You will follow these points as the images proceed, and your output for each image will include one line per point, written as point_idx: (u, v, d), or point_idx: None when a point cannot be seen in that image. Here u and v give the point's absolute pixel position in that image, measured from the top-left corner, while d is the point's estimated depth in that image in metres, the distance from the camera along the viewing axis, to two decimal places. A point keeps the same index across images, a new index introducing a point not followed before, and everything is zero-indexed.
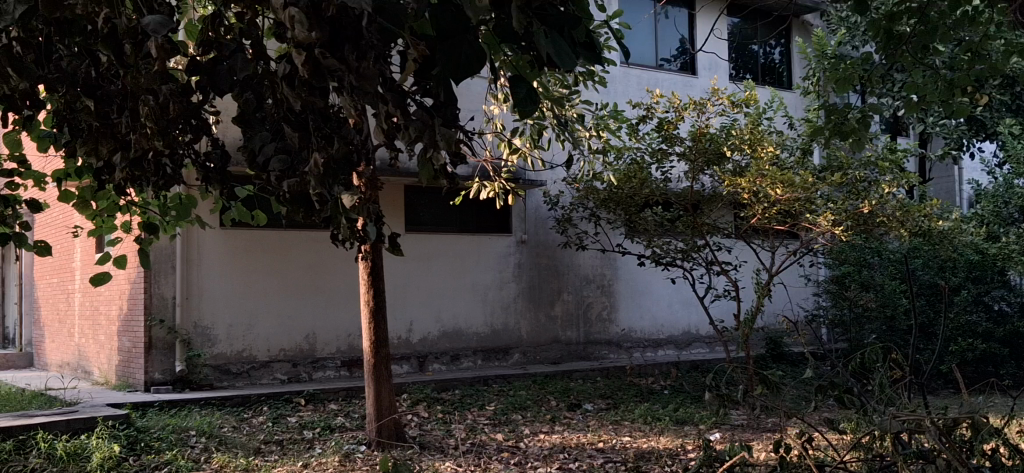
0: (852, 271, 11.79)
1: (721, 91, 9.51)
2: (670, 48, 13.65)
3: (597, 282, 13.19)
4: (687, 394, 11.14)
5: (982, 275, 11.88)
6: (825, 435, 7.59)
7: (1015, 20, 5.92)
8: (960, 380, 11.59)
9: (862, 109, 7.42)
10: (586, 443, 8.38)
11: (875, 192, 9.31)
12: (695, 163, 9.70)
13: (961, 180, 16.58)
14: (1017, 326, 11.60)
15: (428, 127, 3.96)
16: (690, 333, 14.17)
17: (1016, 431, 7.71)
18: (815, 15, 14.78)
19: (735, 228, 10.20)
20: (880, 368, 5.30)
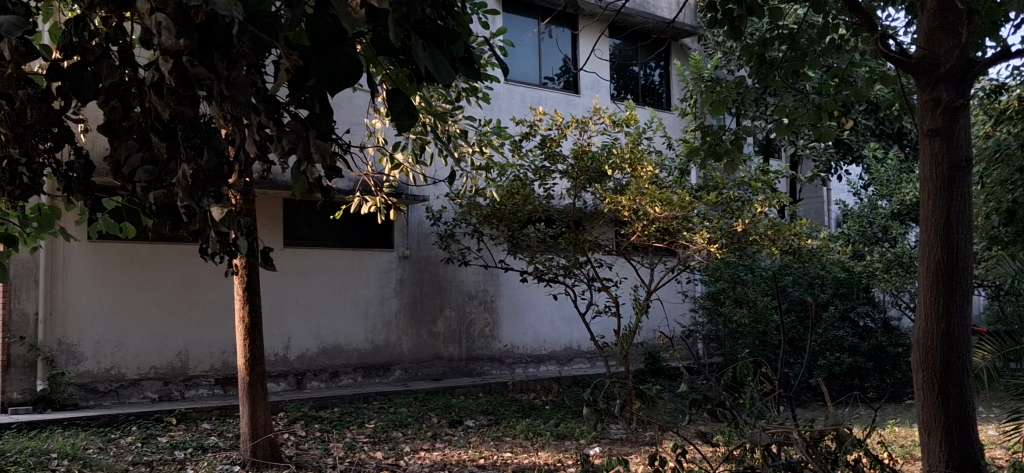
0: (727, 287, 12.12)
1: (602, 110, 9.66)
2: (553, 67, 13.84)
3: (479, 298, 13.20)
4: (568, 409, 11.25)
5: (848, 292, 12.37)
6: (699, 447, 7.77)
7: (875, 48, 6.20)
8: (828, 392, 12.04)
9: (736, 130, 7.67)
10: (467, 460, 8.35)
11: (749, 212, 9.62)
12: (577, 181, 9.82)
13: (829, 200, 17.30)
14: (881, 341, 12.13)
15: (302, 138, 3.94)
16: (572, 349, 14.32)
17: (877, 441, 8.05)
18: (693, 39, 15.25)
19: (616, 245, 10.36)
20: (751, 382, 5.45)
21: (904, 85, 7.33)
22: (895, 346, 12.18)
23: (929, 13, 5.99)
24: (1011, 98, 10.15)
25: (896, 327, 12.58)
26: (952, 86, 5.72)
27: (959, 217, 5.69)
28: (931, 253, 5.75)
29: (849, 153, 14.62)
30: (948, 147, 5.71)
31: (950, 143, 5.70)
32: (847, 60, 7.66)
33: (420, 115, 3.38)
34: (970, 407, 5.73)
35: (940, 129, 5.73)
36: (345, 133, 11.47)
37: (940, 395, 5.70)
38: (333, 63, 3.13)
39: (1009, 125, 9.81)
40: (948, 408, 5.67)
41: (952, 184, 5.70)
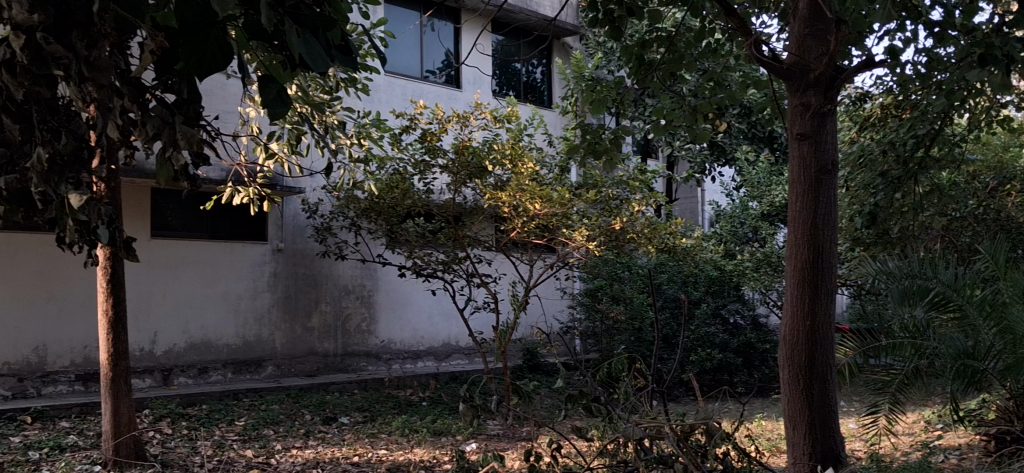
0: (605, 284, 12.27)
1: (483, 106, 9.64)
2: (435, 61, 13.75)
3: (356, 293, 13.01)
4: (445, 405, 11.20)
5: (720, 290, 12.69)
6: (574, 442, 7.85)
7: (749, 52, 6.35)
8: (699, 388, 12.34)
9: (615, 129, 7.76)
10: (340, 457, 8.20)
11: (627, 210, 9.75)
12: (457, 175, 9.76)
13: (703, 201, 17.78)
14: (750, 338, 12.52)
15: (167, 124, 4.02)
16: (450, 345, 14.29)
17: (744, 434, 8.30)
18: (574, 38, 15.42)
19: (495, 241, 10.34)
20: (626, 377, 5.50)
21: (775, 90, 7.55)
22: (763, 343, 12.57)
23: (800, 20, 6.19)
24: (873, 106, 10.61)
25: (764, 325, 12.99)
26: (820, 92, 5.92)
27: (824, 220, 5.91)
28: (798, 253, 5.95)
29: (723, 156, 14.98)
30: (815, 151, 5.92)
31: (818, 147, 5.92)
32: (722, 64, 7.86)
33: (293, 103, 3.26)
34: (833, 401, 5.96)
35: (809, 133, 5.93)
36: (214, 119, 11.07)
37: (804, 390, 5.90)
38: (202, 45, 2.97)
39: (871, 132, 10.25)
40: (811, 403, 5.89)
41: (818, 188, 5.92)
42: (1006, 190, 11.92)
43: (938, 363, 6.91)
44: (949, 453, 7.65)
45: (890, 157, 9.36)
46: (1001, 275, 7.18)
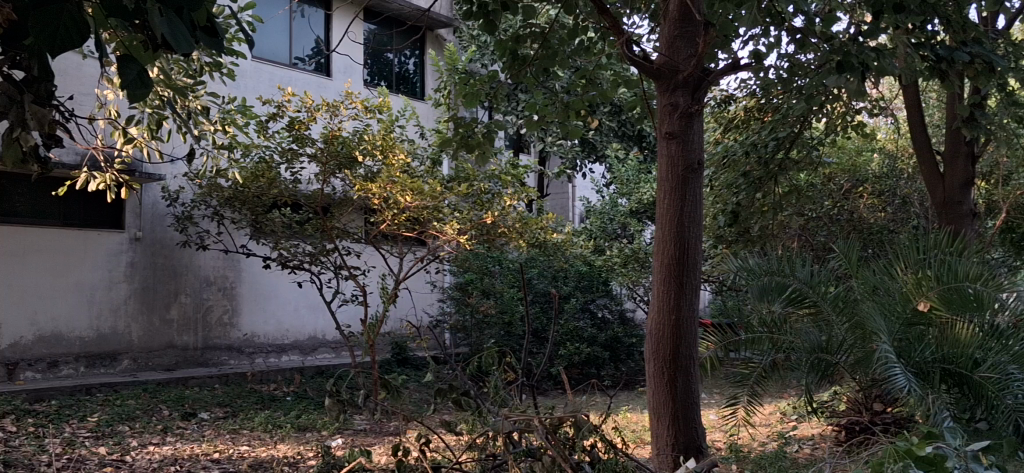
0: (475, 278, 12.25)
1: (354, 95, 9.45)
2: (304, 48, 13.44)
3: (218, 285, 12.60)
4: (311, 400, 10.99)
5: (589, 285, 12.87)
6: (443, 436, 7.82)
7: (621, 52, 6.44)
8: (566, 381, 12.50)
9: (488, 123, 7.75)
10: (200, 454, 7.92)
11: (498, 204, 9.77)
12: (326, 165, 9.54)
13: (574, 196, 18.03)
14: (616, 332, 12.77)
15: (17, 103, 4.31)
16: (315, 338, 14.02)
17: (608, 425, 8.47)
18: (448, 30, 15.35)
19: (365, 233, 10.18)
20: (495, 370, 5.47)
21: (645, 89, 7.69)
22: (629, 337, 12.89)
23: (671, 21, 6.31)
24: (738, 108, 10.96)
25: (631, 319, 13.28)
26: (688, 92, 6.05)
27: (691, 218, 6.05)
28: (665, 251, 6.07)
29: (593, 153, 15.11)
30: (683, 150, 6.05)
31: (686, 147, 6.05)
32: (595, 63, 7.96)
33: (154, 86, 3.09)
34: (695, 393, 6.13)
35: (677, 133, 6.05)
36: (67, 100, 10.48)
37: (670, 384, 6.04)
38: (54, 21, 2.76)
39: (736, 133, 10.56)
40: (675, 396, 6.03)
41: (685, 186, 6.05)
42: (858, 192, 12.50)
43: (794, 356, 7.20)
44: (803, 443, 7.99)
45: (753, 157, 9.72)
46: (854, 273, 7.51)
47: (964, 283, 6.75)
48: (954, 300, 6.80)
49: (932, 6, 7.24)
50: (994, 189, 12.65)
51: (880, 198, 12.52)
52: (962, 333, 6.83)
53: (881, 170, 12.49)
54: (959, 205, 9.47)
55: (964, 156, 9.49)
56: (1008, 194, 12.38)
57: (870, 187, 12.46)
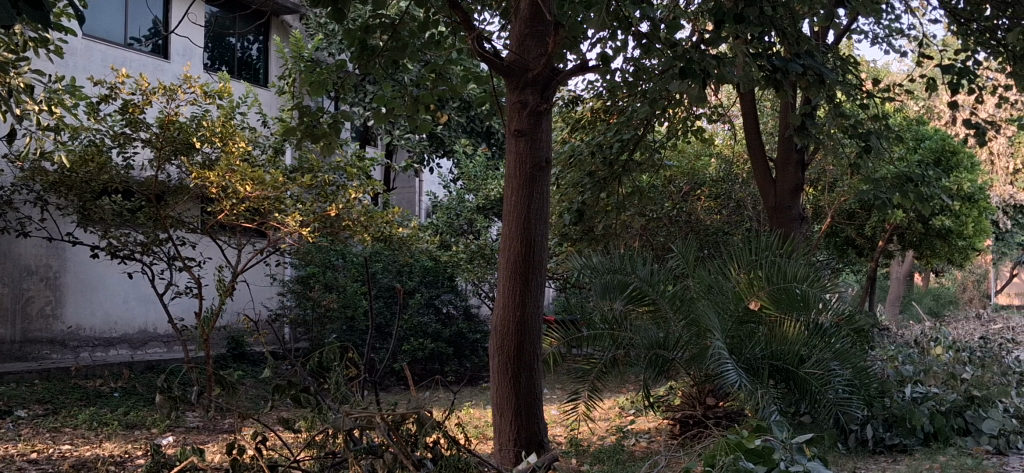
0: (317, 271, 11.96)
1: (193, 79, 9.06)
2: (141, 28, 12.81)
3: (40, 274, 11.86)
4: (140, 396, 10.49)
5: (434, 280, 12.79)
6: (280, 433, 7.59)
7: (472, 48, 6.41)
8: (409, 377, 12.39)
9: (334, 114, 7.58)
10: (15, 454, 7.40)
11: (342, 197, 9.60)
12: (161, 151, 9.10)
13: (421, 191, 17.98)
14: (461, 328, 12.76)
15: None
16: (146, 332, 13.40)
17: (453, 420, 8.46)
18: (294, 17, 14.99)
19: (201, 223, 9.77)
20: (337, 366, 5.29)
21: (495, 86, 7.67)
22: (473, 333, 12.88)
23: (521, 20, 6.34)
24: (584, 109, 11.14)
25: (475, 314, 13.30)
26: (537, 91, 6.08)
27: (537, 216, 6.10)
28: (512, 248, 6.09)
29: (441, 148, 14.97)
30: (531, 148, 6.09)
31: (534, 145, 6.09)
32: (444, 57, 7.91)
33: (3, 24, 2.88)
34: (537, 389, 6.20)
35: (526, 130, 6.08)
36: None
37: (513, 379, 6.08)
38: None
39: (583, 134, 10.72)
40: (518, 391, 6.08)
41: (533, 184, 6.09)
42: (697, 195, 12.96)
43: (633, 352, 7.39)
44: (639, 436, 8.24)
45: (598, 158, 9.93)
46: (691, 272, 7.76)
47: (793, 284, 7.15)
48: (782, 301, 7.14)
49: (769, 19, 7.55)
50: (820, 195, 13.37)
51: (716, 201, 13.03)
52: (790, 331, 7.18)
53: (717, 174, 13.01)
54: (789, 209, 9.93)
55: (794, 163, 9.96)
56: (832, 200, 13.09)
57: (708, 190, 12.95)
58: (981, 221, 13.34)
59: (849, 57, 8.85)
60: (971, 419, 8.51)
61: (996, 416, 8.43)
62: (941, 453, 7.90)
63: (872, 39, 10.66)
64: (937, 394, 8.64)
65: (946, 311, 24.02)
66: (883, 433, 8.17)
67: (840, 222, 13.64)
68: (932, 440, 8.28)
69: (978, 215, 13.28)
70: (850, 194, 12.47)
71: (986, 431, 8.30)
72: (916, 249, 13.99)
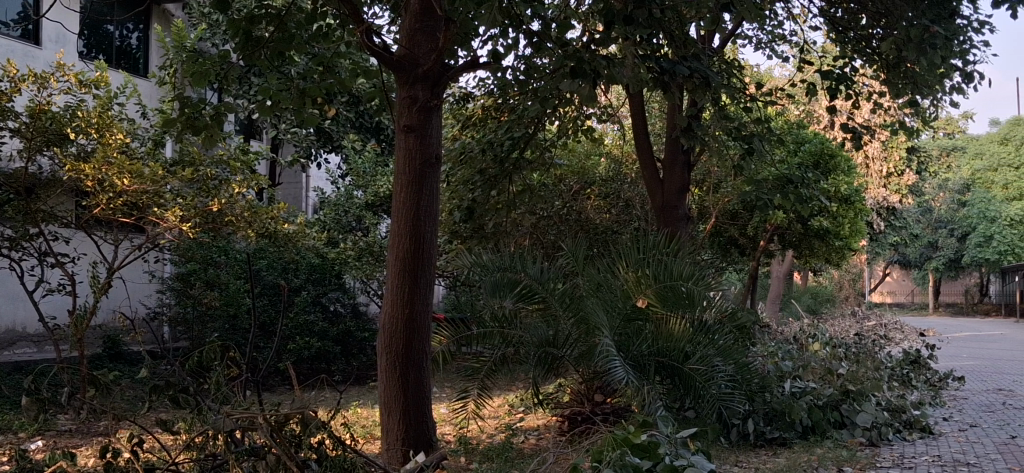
0: (198, 269, 11.59)
1: (67, 67, 8.67)
2: (9, 11, 12.22)
3: None
4: (6, 399, 9.96)
5: (320, 278, 12.55)
6: (156, 436, 7.32)
7: (361, 41, 6.28)
8: (294, 376, 12.13)
9: (217, 106, 7.36)
10: None
11: (225, 191, 9.37)
12: (32, 142, 8.62)
13: (307, 187, 17.78)
14: (347, 327, 12.56)
15: None
16: (14, 331, 12.76)
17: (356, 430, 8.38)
18: (176, 5, 14.52)
19: (75, 217, 9.35)
20: (218, 366, 5.08)
21: (384, 81, 7.58)
22: (361, 331, 12.70)
23: (411, 15, 6.26)
24: (475, 106, 11.13)
25: (363, 312, 13.13)
26: (427, 87, 6.02)
27: (426, 213, 6.04)
28: (400, 245, 6.01)
29: (328, 142, 14.57)
30: (421, 143, 6.02)
31: (424, 140, 6.02)
32: (332, 50, 7.77)
33: None
34: (425, 387, 6.14)
35: (415, 126, 6.00)
36: None
37: (402, 378, 6.01)
38: None
39: (473, 132, 10.72)
40: (407, 390, 6.01)
41: (422, 180, 6.02)
42: (587, 194, 13.09)
43: (523, 350, 7.45)
44: (528, 433, 8.28)
45: (488, 155, 9.97)
46: (579, 271, 7.78)
47: (678, 282, 7.23)
48: (669, 298, 7.26)
49: (657, 21, 7.65)
50: (705, 196, 13.68)
51: (605, 201, 13.19)
52: (675, 328, 7.29)
53: (606, 174, 13.19)
54: (675, 209, 10.11)
55: (681, 164, 10.16)
56: (716, 201, 13.44)
57: (597, 190, 13.11)
58: (857, 222, 13.87)
59: (734, 61, 9.06)
60: (847, 412, 8.85)
61: (870, 410, 8.82)
62: (819, 445, 8.17)
63: (756, 44, 10.94)
64: (814, 388, 8.93)
65: (824, 308, 24.88)
66: (765, 427, 8.38)
67: (723, 222, 14.00)
68: (811, 433, 8.55)
69: (854, 217, 13.80)
70: (733, 194, 12.83)
71: (860, 423, 8.70)
72: (795, 249, 14.47)
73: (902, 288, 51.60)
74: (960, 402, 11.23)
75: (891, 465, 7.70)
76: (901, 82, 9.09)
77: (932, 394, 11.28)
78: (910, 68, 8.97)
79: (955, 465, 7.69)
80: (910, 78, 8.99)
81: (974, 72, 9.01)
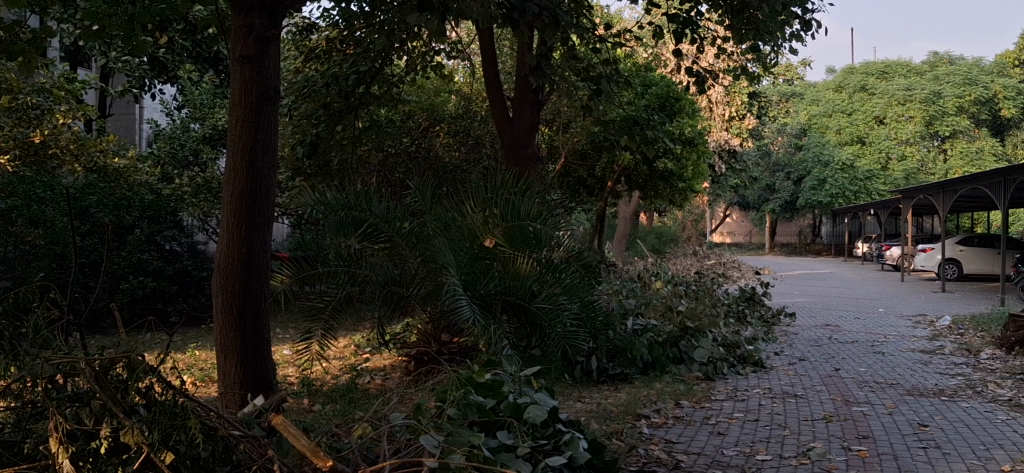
0: (20, 204, 10.83)
1: None
2: None
3: None
4: None
5: (155, 215, 11.96)
6: None
7: None
8: (128, 317, 11.56)
9: (34, 29, 6.82)
10: None
11: None
12: None
13: (141, 119, 16.98)
14: (185, 265, 12.05)
15: None
16: None
17: (188, 376, 8.18)
18: None
19: None
20: (36, 308, 4.54)
21: (220, 7, 7.20)
22: (199, 270, 12.22)
23: None
24: (319, 38, 10.77)
25: (201, 251, 12.64)
26: (265, 15, 5.73)
27: (264, 148, 5.80)
28: (236, 181, 5.76)
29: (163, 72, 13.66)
30: (257, 74, 5.76)
31: (260, 72, 5.76)
32: None
33: None
34: (264, 326, 5.97)
35: (251, 56, 5.73)
36: None
37: (239, 319, 5.81)
38: None
39: (317, 64, 10.39)
40: (244, 331, 5.83)
41: (259, 113, 5.78)
42: (436, 131, 12.95)
43: (368, 290, 7.38)
44: (374, 374, 8.21)
45: (332, 89, 9.70)
46: (427, 210, 7.69)
47: (526, 222, 7.24)
48: (516, 237, 7.26)
49: None
50: (555, 135, 13.77)
51: (454, 139, 13.10)
52: (522, 267, 7.32)
53: (456, 111, 13.06)
54: (525, 148, 10.12)
55: (530, 104, 10.18)
56: (566, 140, 13.58)
57: (446, 127, 12.97)
58: (700, 165, 14.29)
59: (584, 1, 9.04)
60: (684, 348, 9.22)
61: (706, 345, 9.20)
62: (658, 380, 8.50)
63: None
64: (655, 326, 9.19)
65: (667, 247, 25.55)
66: (607, 364, 8.56)
67: (572, 162, 14.13)
68: (650, 369, 8.84)
69: (697, 159, 14.20)
70: (582, 134, 12.97)
71: (697, 359, 9.06)
72: (641, 190, 14.81)
73: (740, 229, 53.74)
74: (790, 337, 11.81)
75: (725, 397, 8.05)
76: (744, 28, 9.31)
77: (765, 330, 11.84)
78: (753, 14, 9.19)
79: (784, 397, 8.10)
80: (752, 25, 9.21)
81: (811, 21, 9.29)
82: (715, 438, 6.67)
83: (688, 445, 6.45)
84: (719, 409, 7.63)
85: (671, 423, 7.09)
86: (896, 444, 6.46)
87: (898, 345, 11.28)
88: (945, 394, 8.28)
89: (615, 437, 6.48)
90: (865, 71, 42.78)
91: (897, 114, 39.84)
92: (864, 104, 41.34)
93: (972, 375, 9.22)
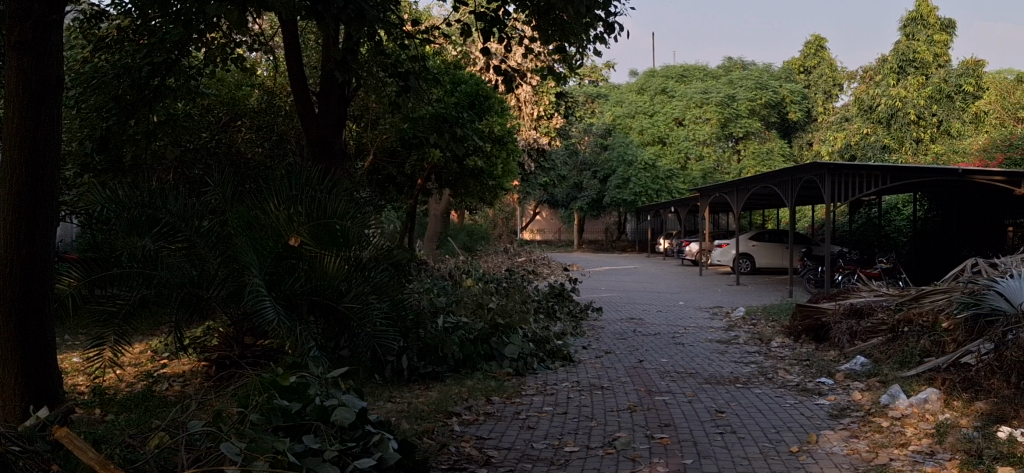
0: None
1: None
2: None
3: None
4: None
5: None
6: None
7: None
8: None
9: None
10: None
11: None
12: None
13: None
14: None
15: None
16: None
17: None
18: None
19: None
20: None
21: None
22: None
23: None
24: (110, 26, 10.16)
25: None
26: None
27: (44, 141, 5.39)
28: (11, 177, 5.32)
29: None
30: (36, 63, 5.35)
31: (39, 60, 5.35)
32: None
33: None
34: (46, 332, 5.54)
35: (28, 43, 5.32)
36: None
37: (17, 325, 5.37)
38: None
39: (107, 55, 9.87)
40: (25, 337, 5.39)
41: (39, 104, 5.36)
42: (237, 126, 12.53)
43: (165, 292, 6.98)
44: (172, 381, 7.87)
45: (124, 81, 9.30)
46: (228, 208, 7.48)
47: (332, 220, 7.10)
48: (322, 236, 7.11)
49: None
50: (363, 132, 13.58)
51: (257, 134, 12.71)
52: (330, 266, 7.14)
53: (258, 106, 12.71)
54: (332, 144, 9.94)
55: (337, 100, 10.00)
56: (374, 137, 13.45)
57: (249, 122, 12.59)
58: (509, 162, 14.50)
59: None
60: (495, 345, 9.29)
61: (516, 342, 9.37)
62: (468, 378, 8.52)
63: None
64: (466, 323, 9.18)
65: (477, 245, 25.78)
66: (419, 363, 8.48)
67: (382, 159, 14.01)
68: (461, 366, 8.85)
69: (505, 157, 14.38)
70: (392, 132, 12.87)
71: (507, 355, 9.19)
72: (451, 187, 14.88)
73: (551, 227, 54.92)
74: (597, 331, 12.16)
75: (535, 392, 8.18)
76: (551, 29, 9.46)
77: (573, 324, 12.14)
78: (559, 15, 9.36)
79: (591, 389, 8.30)
80: (558, 26, 9.38)
81: (615, 24, 9.58)
82: (525, 432, 6.75)
83: (498, 440, 6.49)
84: (530, 404, 7.73)
85: (482, 420, 7.11)
86: (696, 430, 6.73)
87: (696, 336, 11.83)
88: (739, 381, 8.73)
89: (426, 435, 6.42)
90: (665, 74, 44.99)
91: (696, 116, 41.90)
92: (665, 106, 43.18)
93: (763, 363, 9.78)
